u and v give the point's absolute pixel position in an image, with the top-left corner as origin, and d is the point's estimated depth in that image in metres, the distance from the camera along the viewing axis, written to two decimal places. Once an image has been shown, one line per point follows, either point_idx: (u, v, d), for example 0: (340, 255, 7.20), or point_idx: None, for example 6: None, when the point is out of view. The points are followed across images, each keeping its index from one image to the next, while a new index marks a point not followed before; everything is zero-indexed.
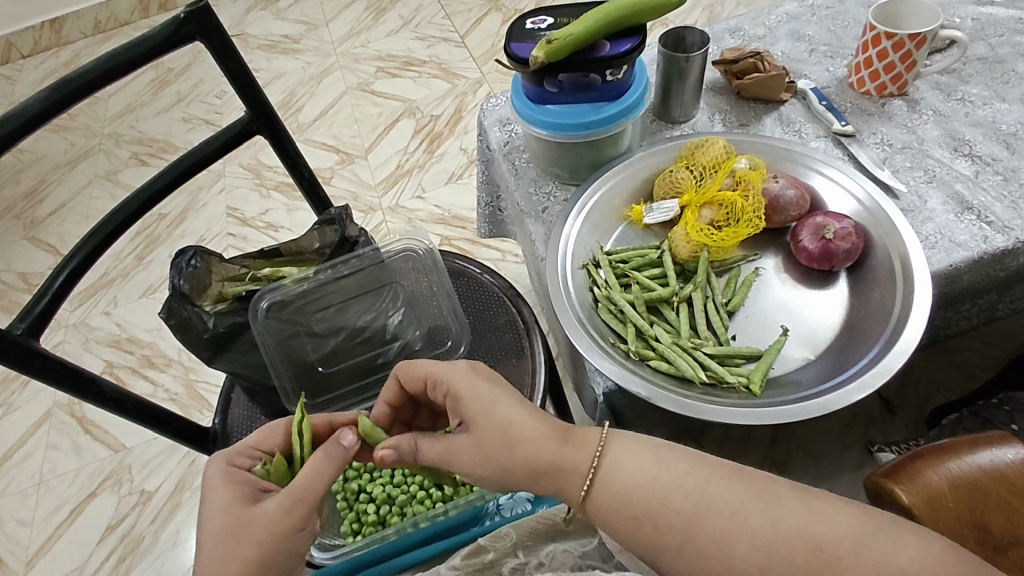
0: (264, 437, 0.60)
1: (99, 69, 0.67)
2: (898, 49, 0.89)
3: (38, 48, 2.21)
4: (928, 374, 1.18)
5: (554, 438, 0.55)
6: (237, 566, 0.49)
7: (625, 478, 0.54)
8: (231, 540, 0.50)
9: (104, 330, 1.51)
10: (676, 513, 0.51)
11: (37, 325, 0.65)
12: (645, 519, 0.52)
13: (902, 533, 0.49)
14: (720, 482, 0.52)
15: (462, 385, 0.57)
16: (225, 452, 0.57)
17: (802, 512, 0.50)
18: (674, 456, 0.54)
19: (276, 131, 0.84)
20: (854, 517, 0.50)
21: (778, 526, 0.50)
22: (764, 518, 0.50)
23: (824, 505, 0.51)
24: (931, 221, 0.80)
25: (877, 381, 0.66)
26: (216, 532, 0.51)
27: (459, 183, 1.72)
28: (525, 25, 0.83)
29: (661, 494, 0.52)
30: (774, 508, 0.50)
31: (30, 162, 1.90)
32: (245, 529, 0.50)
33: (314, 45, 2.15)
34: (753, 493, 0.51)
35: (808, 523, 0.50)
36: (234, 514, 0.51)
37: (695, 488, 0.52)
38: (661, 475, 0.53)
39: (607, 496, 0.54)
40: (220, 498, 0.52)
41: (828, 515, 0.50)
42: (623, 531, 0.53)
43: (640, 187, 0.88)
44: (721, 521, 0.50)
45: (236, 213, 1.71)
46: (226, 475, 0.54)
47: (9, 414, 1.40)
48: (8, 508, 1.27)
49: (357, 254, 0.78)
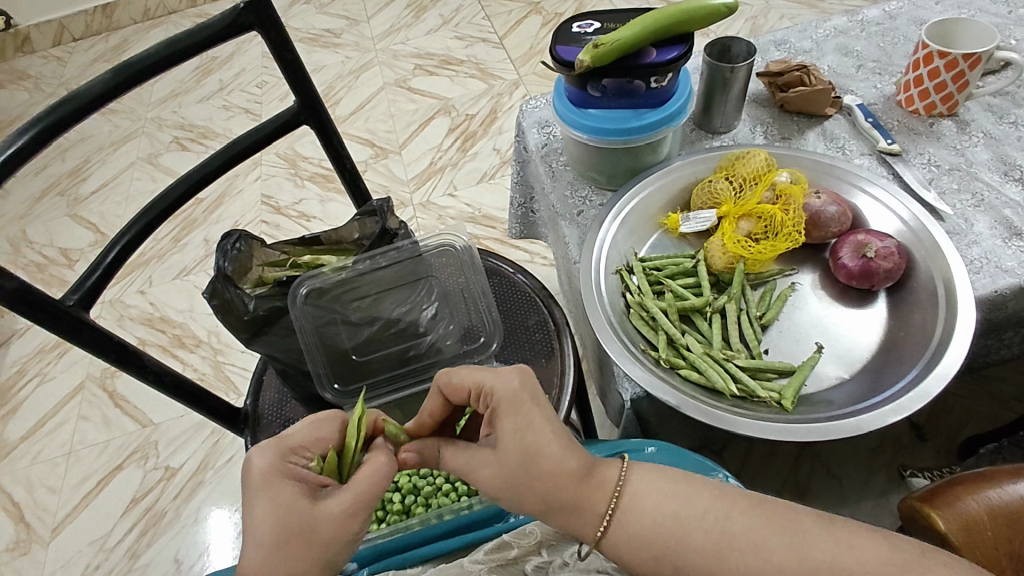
0: (314, 434, 0.58)
1: (159, 54, 0.69)
2: (951, 68, 0.87)
3: (89, 32, 2.28)
4: (962, 403, 1.15)
5: (574, 477, 0.53)
6: (298, 567, 0.49)
7: (644, 513, 0.54)
8: (296, 542, 0.49)
9: (138, 308, 1.55)
10: (695, 551, 0.51)
11: (87, 298, 0.67)
12: (664, 558, 0.52)
13: (933, 564, 0.47)
14: (740, 522, 0.51)
15: (504, 402, 0.55)
16: (273, 447, 0.55)
17: (831, 540, 0.49)
18: (689, 498, 0.53)
19: (322, 122, 0.86)
20: (885, 547, 0.49)
21: (802, 560, 0.49)
22: (787, 551, 0.49)
23: (853, 534, 0.50)
24: (977, 245, 0.78)
25: (914, 406, 0.65)
26: (274, 534, 0.49)
27: (491, 183, 1.73)
28: (571, 29, 0.83)
29: (680, 533, 0.52)
30: (802, 537, 0.50)
31: (77, 142, 1.96)
32: (306, 530, 0.50)
33: (354, 40, 2.18)
34: (777, 526, 0.51)
35: (838, 552, 0.49)
36: (292, 513, 0.50)
37: (715, 524, 0.52)
38: (679, 515, 0.53)
39: (625, 534, 0.53)
40: (277, 495, 0.51)
41: (857, 547, 0.48)
42: (644, 567, 0.53)
43: (678, 195, 0.87)
44: (741, 562, 0.50)
45: (271, 202, 1.74)
46: (283, 473, 0.53)
47: (44, 383, 1.44)
48: (38, 474, 1.31)
49: (396, 246, 0.79)
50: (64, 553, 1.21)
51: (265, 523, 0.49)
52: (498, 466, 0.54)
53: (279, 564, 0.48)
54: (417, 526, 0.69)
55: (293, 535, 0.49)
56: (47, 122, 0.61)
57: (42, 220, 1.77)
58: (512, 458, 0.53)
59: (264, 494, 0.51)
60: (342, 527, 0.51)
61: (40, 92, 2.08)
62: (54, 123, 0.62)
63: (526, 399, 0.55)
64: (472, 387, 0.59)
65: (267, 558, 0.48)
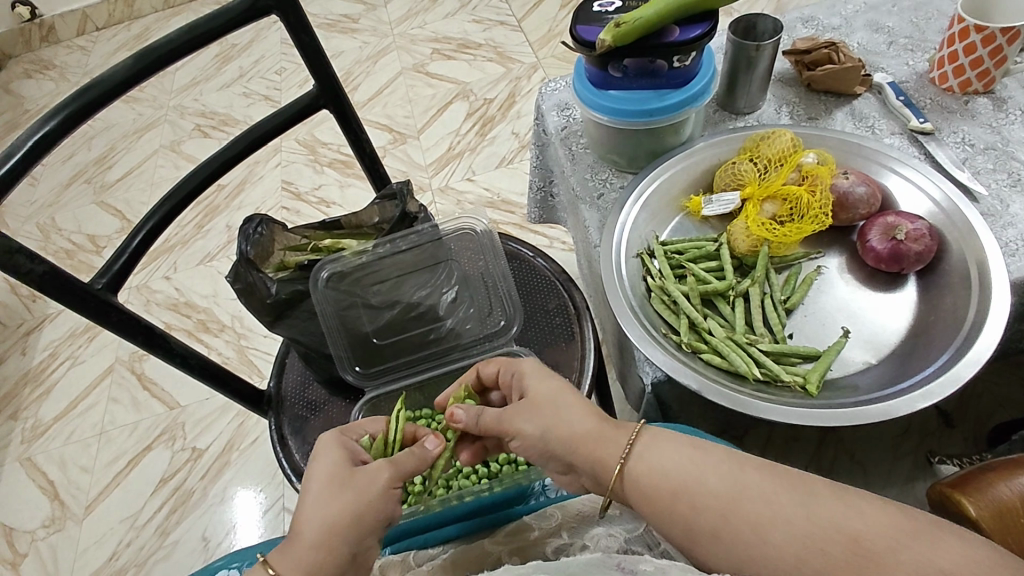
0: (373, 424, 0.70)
1: (181, 39, 0.69)
2: (987, 43, 0.84)
3: (111, 21, 2.30)
4: (992, 389, 1.13)
5: (595, 416, 0.59)
6: (336, 511, 0.56)
7: (662, 452, 0.55)
8: (338, 490, 0.57)
9: (163, 294, 1.57)
10: (710, 494, 0.51)
11: (115, 281, 0.68)
12: (680, 495, 0.52)
13: (942, 535, 0.45)
14: (754, 473, 0.51)
15: (527, 365, 0.65)
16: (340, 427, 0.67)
17: (839, 504, 0.48)
18: (705, 453, 0.53)
19: (341, 106, 0.86)
20: (896, 516, 0.47)
21: (813, 517, 0.48)
22: (798, 507, 0.48)
23: (862, 501, 0.48)
24: (1013, 226, 0.76)
25: (945, 391, 0.63)
26: (324, 481, 0.58)
27: (510, 167, 1.72)
28: (593, 8, 0.82)
29: (695, 476, 0.52)
30: (808, 498, 0.49)
31: (102, 130, 2.00)
32: (347, 482, 0.58)
33: (372, 25, 2.17)
34: (788, 482, 0.50)
35: (844, 516, 0.47)
36: (336, 470, 0.59)
37: (728, 474, 0.51)
38: (698, 458, 0.53)
39: (642, 472, 0.55)
40: (332, 454, 0.61)
41: (865, 513, 0.47)
42: (660, 511, 0.53)
43: (700, 177, 0.86)
44: (755, 508, 0.49)
45: (292, 187, 1.76)
46: (340, 440, 0.63)
47: (75, 366, 1.48)
48: (70, 454, 1.35)
49: (416, 230, 0.78)
50: (97, 530, 1.25)
51: (317, 472, 0.59)
52: (530, 410, 0.61)
53: (322, 503, 0.56)
54: (438, 508, 0.68)
55: (337, 485, 0.58)
56: (74, 108, 0.62)
57: (70, 208, 1.81)
58: (542, 397, 0.61)
59: (321, 450, 0.62)
60: (377, 488, 0.58)
61: (65, 82, 2.11)
62: (82, 108, 0.63)
63: (546, 370, 0.64)
64: (500, 366, 0.68)
65: (313, 498, 0.57)
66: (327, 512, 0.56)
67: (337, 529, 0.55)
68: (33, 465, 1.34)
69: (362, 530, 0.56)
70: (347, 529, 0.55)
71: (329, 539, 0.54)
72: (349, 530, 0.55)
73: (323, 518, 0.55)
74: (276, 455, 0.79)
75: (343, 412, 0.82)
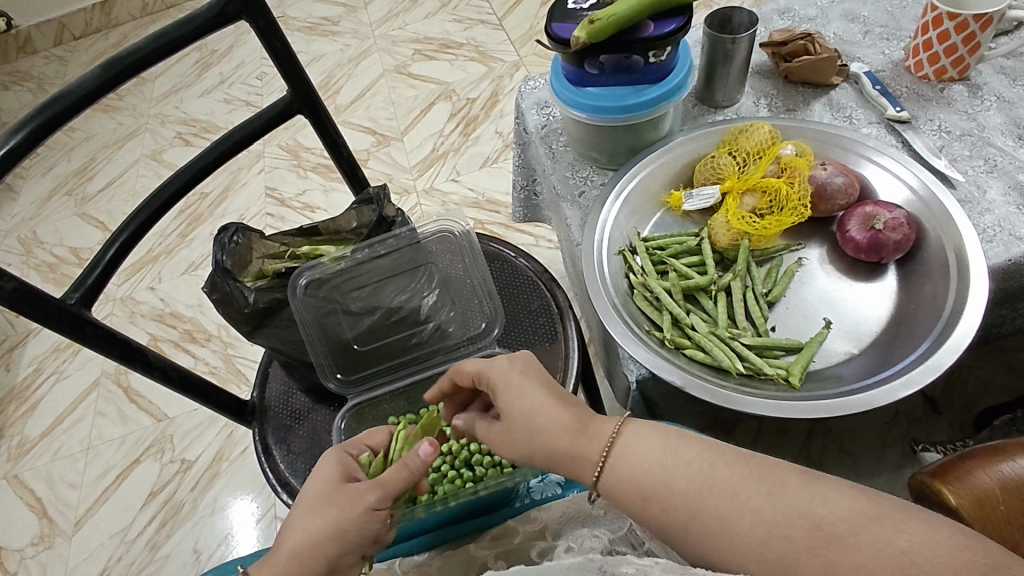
0: (371, 436, 0.70)
1: (149, 48, 0.68)
2: (960, 31, 0.84)
3: (89, 30, 2.28)
4: (977, 374, 1.13)
5: (568, 429, 0.57)
6: (320, 522, 0.57)
7: (635, 454, 0.54)
8: (321, 505, 0.58)
9: (148, 304, 1.56)
10: (679, 494, 0.51)
11: (89, 296, 0.67)
12: (652, 500, 0.52)
13: (907, 518, 0.44)
14: (723, 469, 0.50)
15: (497, 380, 0.61)
16: (339, 443, 0.67)
17: (804, 493, 0.47)
18: (682, 441, 0.53)
19: (317, 111, 0.85)
20: (862, 500, 0.46)
21: (778, 508, 0.47)
22: (764, 498, 0.48)
23: (828, 488, 0.48)
24: (990, 213, 0.76)
25: (924, 378, 0.63)
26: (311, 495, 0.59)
27: (494, 167, 1.71)
28: (567, 5, 0.81)
29: (666, 476, 0.52)
30: (775, 489, 0.48)
31: (81, 141, 1.97)
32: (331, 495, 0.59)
33: (352, 28, 2.16)
34: (756, 473, 0.50)
35: (810, 503, 0.47)
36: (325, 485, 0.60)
37: (699, 473, 0.51)
38: (667, 462, 0.52)
39: (615, 478, 0.54)
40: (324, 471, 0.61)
41: (829, 499, 0.47)
42: (635, 511, 0.53)
43: (680, 172, 0.85)
44: (722, 504, 0.49)
45: (275, 193, 1.74)
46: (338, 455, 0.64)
47: (60, 381, 1.46)
48: (58, 470, 1.33)
49: (394, 234, 0.78)
50: (87, 546, 1.23)
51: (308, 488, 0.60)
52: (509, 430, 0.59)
53: (306, 521, 0.57)
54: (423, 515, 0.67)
55: (323, 500, 0.58)
56: (39, 120, 0.61)
57: (51, 220, 1.78)
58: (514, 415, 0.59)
59: (319, 467, 0.62)
60: (362, 503, 0.57)
61: (43, 93, 2.09)
62: (46, 123, 0.61)
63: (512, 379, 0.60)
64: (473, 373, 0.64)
65: (302, 510, 0.58)
66: (309, 526, 0.56)
67: (315, 543, 0.56)
68: (19, 482, 1.32)
69: (343, 547, 0.56)
70: (325, 545, 0.56)
71: (308, 554, 0.55)
72: (328, 547, 0.56)
73: (306, 531, 0.56)
74: (261, 467, 0.78)
75: (328, 420, 0.82)
